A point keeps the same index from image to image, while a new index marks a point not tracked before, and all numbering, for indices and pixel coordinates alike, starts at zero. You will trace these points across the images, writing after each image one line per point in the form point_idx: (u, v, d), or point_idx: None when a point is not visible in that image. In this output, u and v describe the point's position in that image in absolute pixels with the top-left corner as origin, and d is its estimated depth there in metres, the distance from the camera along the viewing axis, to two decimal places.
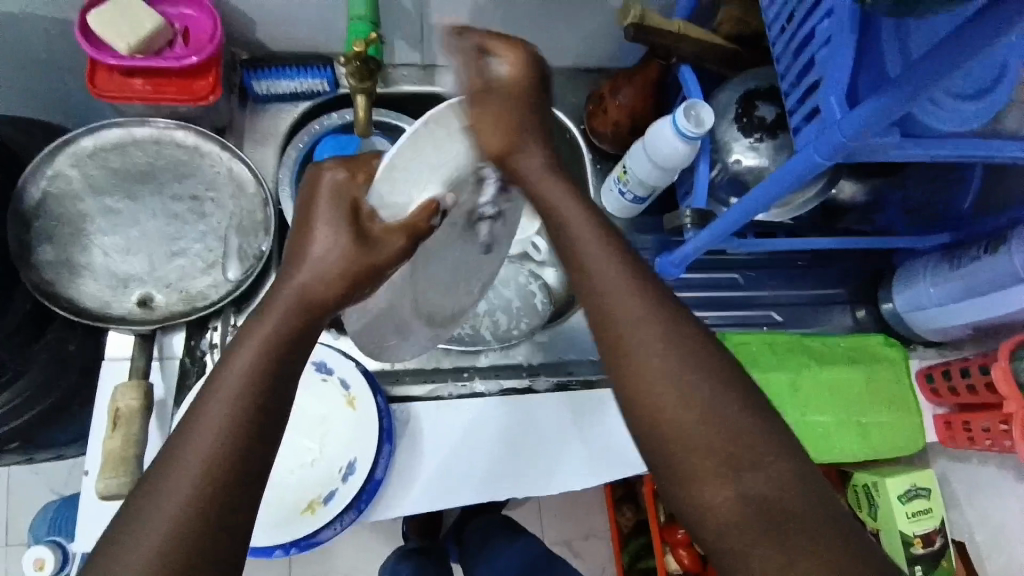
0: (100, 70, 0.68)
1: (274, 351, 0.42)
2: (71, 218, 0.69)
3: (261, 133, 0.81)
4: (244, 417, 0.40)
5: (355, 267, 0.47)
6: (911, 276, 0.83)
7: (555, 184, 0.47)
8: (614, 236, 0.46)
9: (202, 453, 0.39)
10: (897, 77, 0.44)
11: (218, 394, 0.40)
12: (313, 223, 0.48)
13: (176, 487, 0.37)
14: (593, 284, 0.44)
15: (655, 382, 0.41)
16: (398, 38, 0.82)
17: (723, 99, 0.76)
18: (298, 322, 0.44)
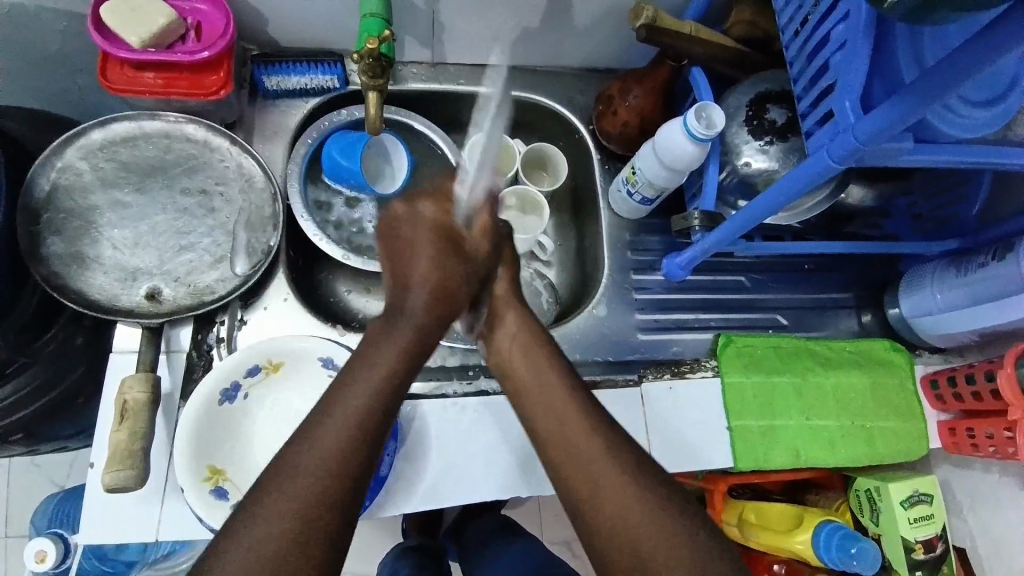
0: (111, 63, 0.68)
1: (408, 367, 0.49)
2: (80, 210, 0.69)
3: (270, 128, 0.82)
4: (362, 438, 0.46)
5: (446, 280, 0.51)
6: (918, 282, 0.83)
7: (520, 343, 0.56)
8: (561, 378, 0.54)
9: (317, 471, 0.44)
10: (912, 83, 0.44)
11: (343, 406, 0.46)
12: (412, 243, 0.51)
13: (298, 496, 0.43)
14: (549, 417, 0.51)
15: (613, 501, 0.47)
16: (408, 36, 0.82)
17: (733, 102, 0.75)
18: (424, 340, 0.51)
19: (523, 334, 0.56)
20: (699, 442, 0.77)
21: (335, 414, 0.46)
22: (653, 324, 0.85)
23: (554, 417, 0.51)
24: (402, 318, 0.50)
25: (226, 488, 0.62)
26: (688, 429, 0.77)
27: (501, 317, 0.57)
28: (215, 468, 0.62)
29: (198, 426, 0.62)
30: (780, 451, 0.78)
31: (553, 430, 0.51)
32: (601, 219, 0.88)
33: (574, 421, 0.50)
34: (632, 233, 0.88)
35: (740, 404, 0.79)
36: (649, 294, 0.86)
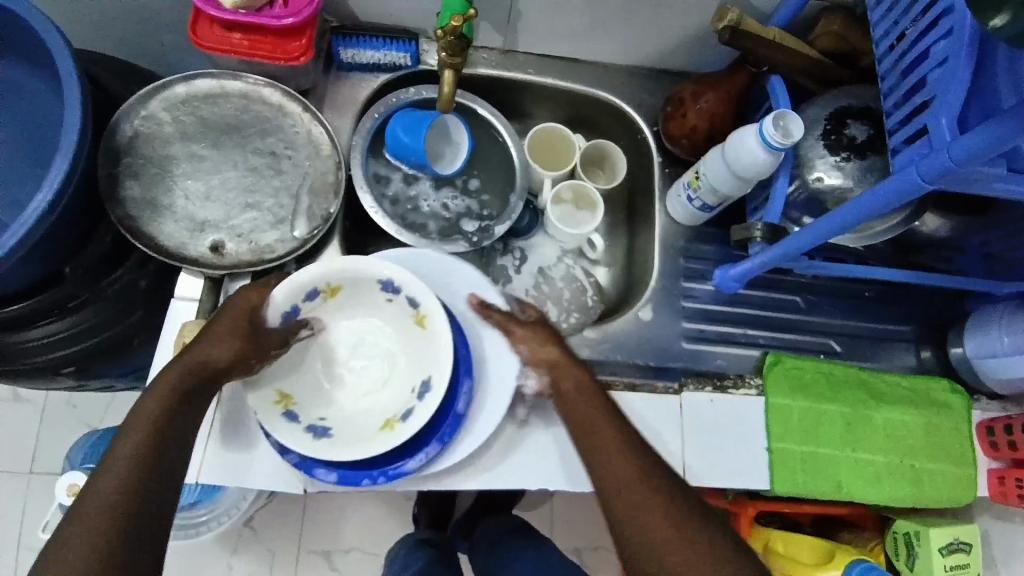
0: (202, 20, 0.70)
1: (171, 416, 0.54)
2: (158, 158, 0.71)
3: (340, 100, 0.83)
4: (138, 457, 0.51)
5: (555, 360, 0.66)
6: (984, 322, 0.79)
7: (574, 378, 0.64)
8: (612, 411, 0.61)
9: (114, 485, 0.50)
10: (1015, 107, 0.41)
11: (139, 435, 0.52)
12: (212, 323, 0.60)
13: (108, 491, 0.50)
14: (618, 473, 0.56)
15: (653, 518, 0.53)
16: (484, 21, 0.82)
17: (813, 113, 0.73)
18: (190, 396, 0.56)
19: (582, 396, 0.63)
20: (733, 461, 0.75)
21: (134, 433, 0.52)
22: (699, 334, 0.83)
23: (625, 474, 0.56)
24: (183, 363, 0.56)
25: (296, 412, 0.62)
26: (724, 446, 0.75)
27: (563, 374, 0.65)
28: (283, 392, 0.62)
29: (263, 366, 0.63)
30: (820, 480, 0.75)
31: (625, 487, 0.55)
32: (655, 224, 0.87)
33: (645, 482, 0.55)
34: (686, 240, 0.86)
35: (783, 427, 0.76)
36: (698, 303, 0.84)
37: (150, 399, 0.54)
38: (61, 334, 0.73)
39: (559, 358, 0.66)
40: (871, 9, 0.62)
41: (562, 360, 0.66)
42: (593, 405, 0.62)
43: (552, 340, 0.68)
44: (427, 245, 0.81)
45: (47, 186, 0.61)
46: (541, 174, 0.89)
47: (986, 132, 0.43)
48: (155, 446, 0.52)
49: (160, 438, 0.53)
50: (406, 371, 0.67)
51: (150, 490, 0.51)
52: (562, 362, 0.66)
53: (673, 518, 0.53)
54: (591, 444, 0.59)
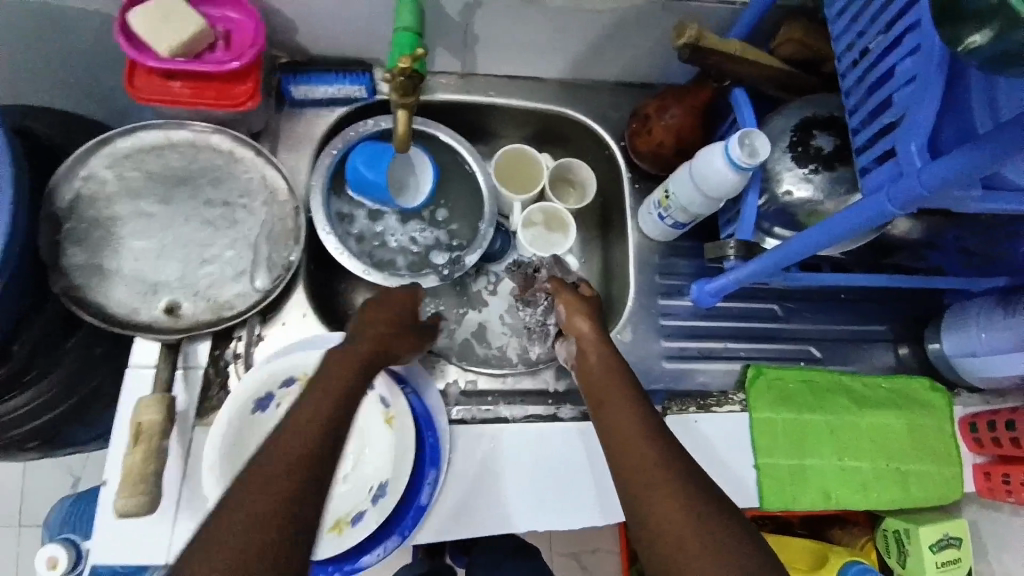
0: (140, 71, 0.67)
1: (344, 399, 0.52)
2: (103, 220, 0.68)
3: (295, 138, 0.80)
4: (312, 446, 0.47)
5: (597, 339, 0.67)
6: (962, 319, 0.79)
7: (608, 358, 0.64)
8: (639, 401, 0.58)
9: (284, 473, 0.45)
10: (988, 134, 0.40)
11: (312, 418, 0.49)
12: (367, 318, 0.62)
13: (272, 484, 0.45)
14: (635, 464, 0.52)
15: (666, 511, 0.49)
16: (440, 47, 0.80)
17: (778, 125, 0.72)
18: (359, 384, 0.54)
19: (614, 376, 0.62)
20: (724, 479, 0.74)
21: (301, 427, 0.48)
22: (679, 352, 0.82)
23: (643, 470, 0.52)
24: (354, 353, 0.57)
25: None
26: (713, 463, 0.75)
27: (590, 350, 0.66)
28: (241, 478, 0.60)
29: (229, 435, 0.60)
30: (809, 492, 0.75)
31: (647, 491, 0.50)
32: (628, 242, 0.86)
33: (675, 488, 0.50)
34: (661, 256, 0.85)
35: (771, 442, 0.76)
36: (676, 320, 0.83)
37: (321, 385, 0.52)
38: (17, 412, 0.69)
39: (591, 336, 0.67)
40: (833, 23, 0.60)
41: (592, 340, 0.67)
42: (617, 392, 0.60)
43: (583, 315, 0.69)
44: (398, 283, 0.78)
45: None
46: (510, 198, 0.87)
47: (960, 156, 0.41)
48: (326, 436, 0.49)
49: (330, 426, 0.49)
50: (364, 466, 0.64)
51: (319, 488, 0.46)
52: (587, 339, 0.67)
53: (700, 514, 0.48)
54: (615, 430, 0.56)
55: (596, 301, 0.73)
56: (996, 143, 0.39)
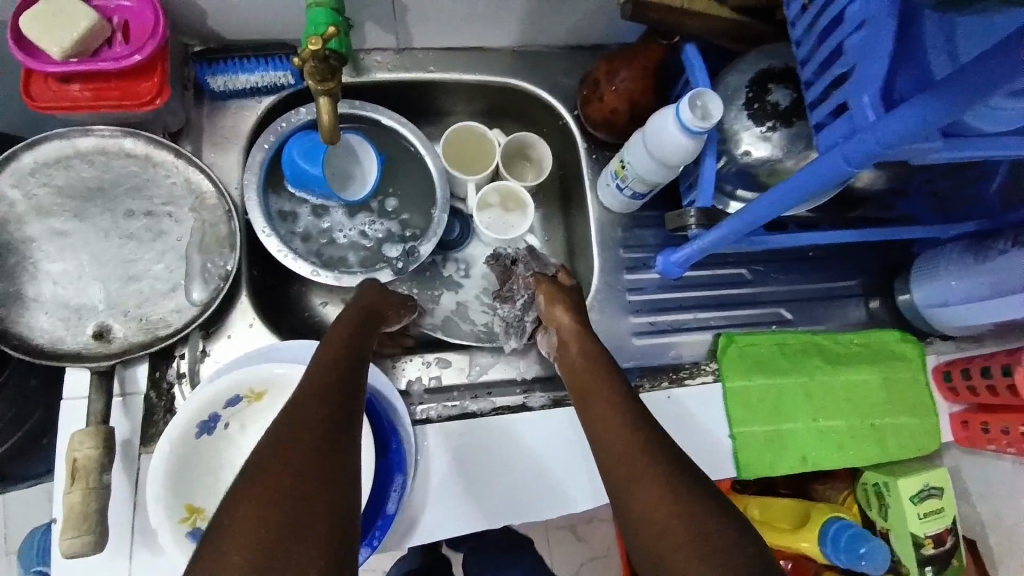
0: (36, 76, 0.61)
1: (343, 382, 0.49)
2: (14, 244, 0.62)
3: (222, 136, 0.74)
4: (319, 429, 0.43)
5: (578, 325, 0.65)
6: (931, 269, 0.78)
7: (591, 346, 0.62)
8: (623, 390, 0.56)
9: (292, 458, 0.41)
10: (944, 81, 0.36)
11: (313, 403, 0.45)
12: (348, 313, 0.60)
13: (283, 469, 0.40)
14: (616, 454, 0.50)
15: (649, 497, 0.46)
16: (368, 22, 0.73)
17: (732, 82, 0.68)
18: (352, 371, 0.51)
19: (594, 363, 0.60)
20: (702, 452, 0.73)
21: (303, 411, 0.44)
22: (650, 327, 0.79)
23: (628, 462, 0.48)
24: (338, 342, 0.55)
25: (203, 530, 0.55)
26: (688, 437, 0.73)
27: (570, 341, 0.64)
28: (194, 506, 0.55)
29: (174, 462, 0.55)
30: (787, 456, 0.74)
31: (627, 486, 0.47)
32: (589, 215, 0.82)
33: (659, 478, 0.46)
34: (625, 228, 0.81)
35: (745, 410, 0.75)
36: (644, 294, 0.80)
37: (315, 374, 0.49)
38: None
39: (570, 327, 0.65)
40: None
41: (571, 331, 0.65)
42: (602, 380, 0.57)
43: (562, 306, 0.67)
44: (351, 281, 0.74)
45: None
46: (462, 179, 0.82)
47: (922, 106, 0.37)
48: (332, 417, 0.45)
49: (335, 408, 0.46)
50: None
51: (335, 468, 0.42)
52: (564, 330, 0.65)
53: (687, 508, 0.44)
54: (595, 424, 0.54)
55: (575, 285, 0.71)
56: (954, 91, 0.35)
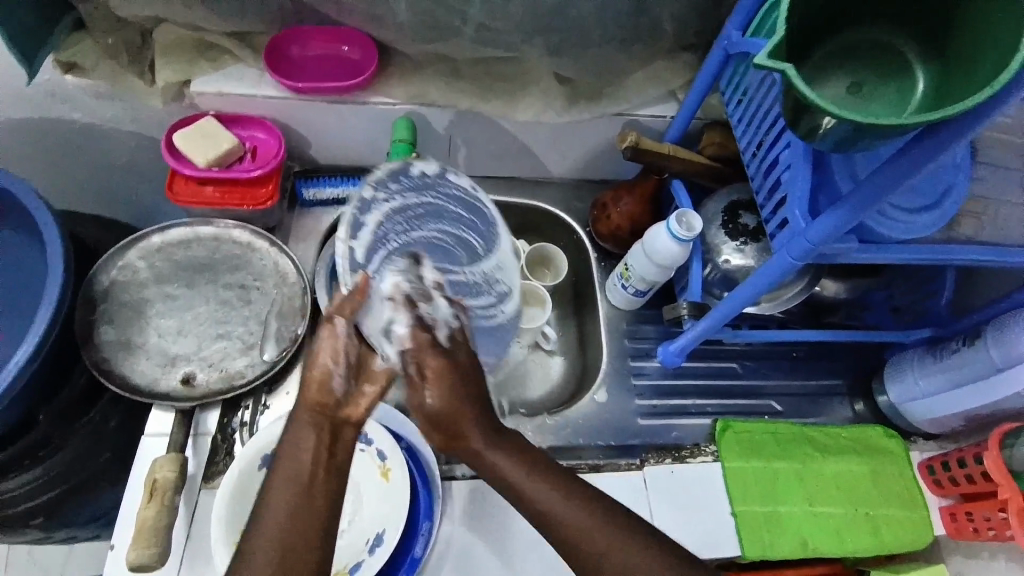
0: (179, 178, 0.81)
1: (303, 471, 0.52)
2: (134, 302, 0.77)
3: (304, 232, 0.92)
4: (290, 522, 0.50)
5: (441, 415, 0.56)
6: (897, 369, 0.88)
7: (492, 453, 0.57)
8: (553, 481, 0.57)
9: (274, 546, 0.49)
10: (849, 194, 0.53)
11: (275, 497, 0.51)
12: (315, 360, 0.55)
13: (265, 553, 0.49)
14: (578, 545, 0.54)
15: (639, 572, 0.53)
16: (429, 155, 0.96)
17: (711, 208, 0.87)
18: (320, 442, 0.53)
19: (511, 464, 0.57)
20: (702, 528, 0.78)
21: (278, 494, 0.51)
22: (653, 409, 0.89)
23: (582, 551, 0.54)
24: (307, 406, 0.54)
25: None
26: (690, 512, 0.79)
27: (466, 429, 0.57)
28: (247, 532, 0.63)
29: (236, 489, 0.64)
30: (785, 539, 0.79)
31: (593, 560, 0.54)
32: (600, 312, 0.96)
33: (622, 546, 0.53)
34: (629, 323, 0.95)
35: (743, 491, 0.81)
36: (648, 379, 0.91)
37: (292, 449, 0.53)
38: (33, 482, 0.74)
39: (440, 405, 0.55)
40: (735, 127, 0.76)
41: (442, 406, 0.55)
42: (514, 475, 0.56)
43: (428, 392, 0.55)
44: None
45: (30, 340, 0.66)
46: None
47: (834, 215, 0.54)
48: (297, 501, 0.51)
49: (303, 489, 0.51)
50: (360, 521, 0.68)
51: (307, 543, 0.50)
52: (460, 415, 0.56)
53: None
54: (552, 530, 0.55)
55: (436, 348, 0.56)
56: (858, 198, 0.52)
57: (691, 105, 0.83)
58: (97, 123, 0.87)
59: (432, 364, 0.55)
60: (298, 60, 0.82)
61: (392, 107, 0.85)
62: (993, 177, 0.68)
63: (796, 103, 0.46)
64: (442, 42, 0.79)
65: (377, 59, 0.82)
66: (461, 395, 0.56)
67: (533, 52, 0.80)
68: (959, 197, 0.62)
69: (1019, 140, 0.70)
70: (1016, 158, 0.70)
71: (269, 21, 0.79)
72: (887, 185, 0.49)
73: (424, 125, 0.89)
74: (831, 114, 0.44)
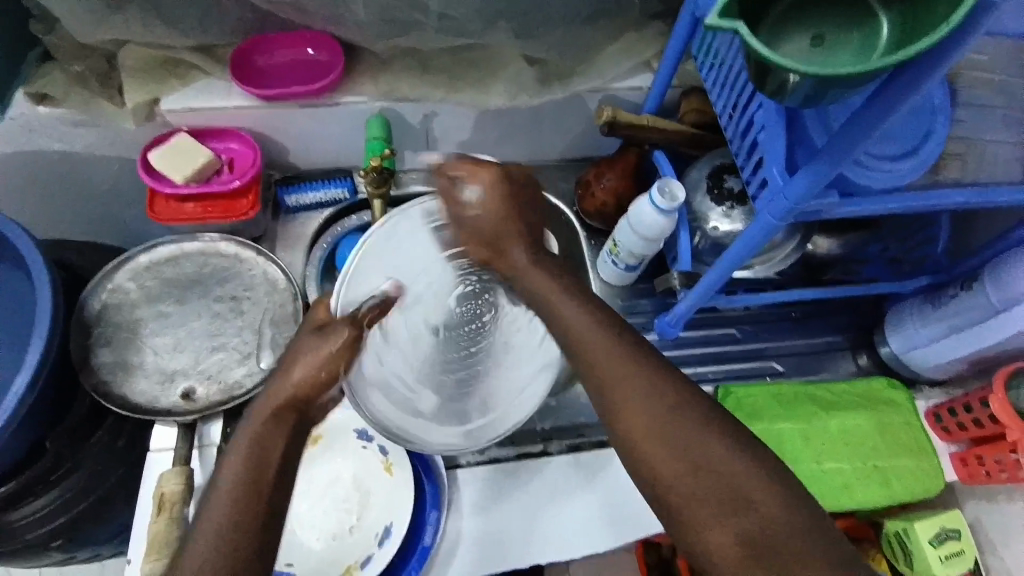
0: (159, 198, 0.81)
1: (259, 451, 0.51)
2: (127, 323, 0.78)
3: (290, 239, 0.92)
4: (234, 503, 0.48)
5: (481, 221, 0.64)
6: (899, 320, 0.87)
7: (533, 273, 0.62)
8: (592, 309, 0.58)
9: (215, 525, 0.47)
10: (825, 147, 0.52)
11: (224, 476, 0.50)
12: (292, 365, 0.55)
13: (211, 537, 0.47)
14: (602, 370, 0.54)
15: (644, 406, 0.51)
16: (407, 149, 0.95)
17: (694, 175, 0.86)
18: (277, 431, 0.52)
19: (541, 274, 0.62)
20: None
21: (229, 466, 0.50)
22: None
23: (609, 366, 0.54)
24: (282, 381, 0.54)
25: None
26: None
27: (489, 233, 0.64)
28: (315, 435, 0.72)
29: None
30: None
31: (613, 381, 0.53)
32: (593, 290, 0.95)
33: (633, 373, 0.53)
34: (623, 298, 0.94)
35: None
36: None
37: (262, 428, 0.52)
38: (46, 507, 0.76)
39: (487, 205, 0.64)
40: (710, 91, 0.75)
41: (485, 213, 0.64)
42: (554, 298, 0.59)
43: (482, 176, 0.64)
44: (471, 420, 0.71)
45: (28, 367, 0.67)
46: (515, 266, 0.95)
47: (811, 171, 0.53)
48: (249, 481, 0.49)
49: (255, 462, 0.50)
50: (369, 515, 0.69)
51: (249, 530, 0.48)
52: (492, 223, 0.64)
53: (681, 411, 0.51)
54: (574, 343, 0.56)
55: (509, 185, 0.65)
56: (832, 152, 0.51)
57: (664, 73, 0.82)
58: (75, 150, 0.87)
59: (489, 185, 0.64)
60: (264, 67, 0.81)
61: (364, 106, 0.84)
62: (976, 116, 0.67)
63: (758, 64, 0.45)
64: (406, 35, 0.78)
65: (344, 59, 0.82)
66: (513, 224, 0.64)
67: (498, 36, 0.79)
68: (940, 140, 0.61)
69: (999, 76, 0.69)
70: (998, 95, 0.68)
71: (232, 30, 0.79)
72: (860, 133, 0.48)
73: (399, 120, 0.89)
74: (794, 71, 0.43)
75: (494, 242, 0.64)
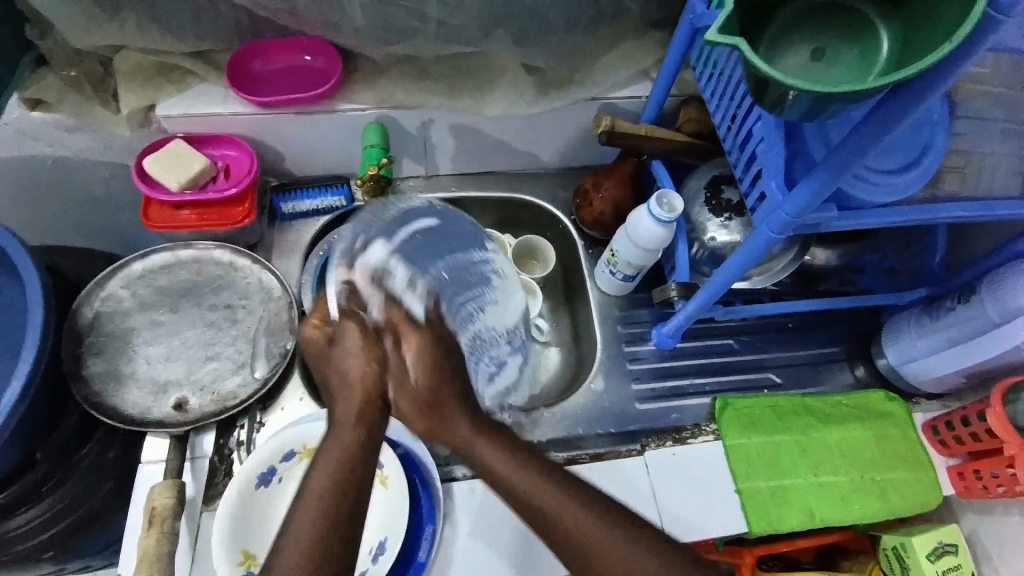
0: (154, 205, 0.80)
1: (340, 461, 0.50)
2: (120, 332, 0.77)
3: (286, 246, 0.91)
4: (330, 501, 0.49)
5: (412, 398, 0.54)
6: (896, 331, 0.87)
7: (466, 427, 0.55)
8: (506, 443, 0.55)
9: (310, 523, 0.49)
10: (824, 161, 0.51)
11: (316, 480, 0.50)
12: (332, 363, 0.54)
13: (304, 541, 0.48)
14: (536, 515, 0.53)
15: (576, 526, 0.52)
16: (405, 157, 0.95)
17: (693, 186, 0.86)
18: (358, 439, 0.52)
19: (475, 427, 0.55)
20: (705, 499, 0.79)
21: (319, 471, 0.50)
22: (651, 393, 0.89)
23: (537, 499, 0.53)
24: (341, 378, 0.53)
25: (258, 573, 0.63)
26: (682, 494, 0.79)
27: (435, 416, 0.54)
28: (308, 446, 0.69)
29: (237, 510, 0.65)
30: (791, 511, 0.79)
31: (553, 525, 0.52)
32: (590, 300, 0.95)
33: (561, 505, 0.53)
34: (621, 308, 0.94)
35: (746, 467, 0.81)
36: (644, 363, 0.91)
37: (338, 436, 0.52)
38: (40, 517, 0.76)
39: (418, 375, 0.54)
40: (709, 102, 0.74)
41: (413, 385, 0.54)
42: (482, 453, 0.54)
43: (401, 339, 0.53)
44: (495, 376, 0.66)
45: (18, 378, 0.66)
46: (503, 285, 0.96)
47: (811, 184, 0.53)
48: (341, 482, 0.50)
49: (345, 465, 0.51)
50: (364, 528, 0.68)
51: (350, 521, 0.50)
52: (429, 395, 0.53)
53: (609, 517, 0.53)
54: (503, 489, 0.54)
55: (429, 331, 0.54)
56: (832, 165, 0.50)
57: (663, 82, 0.81)
58: (69, 155, 0.86)
59: (423, 341, 0.53)
60: (262, 74, 0.81)
61: (362, 113, 0.83)
62: (975, 129, 0.67)
63: (757, 79, 0.45)
64: (404, 42, 0.77)
65: (342, 66, 0.81)
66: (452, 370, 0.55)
67: (497, 44, 0.78)
68: (938, 154, 0.61)
69: (998, 89, 0.69)
70: (997, 108, 0.68)
71: (229, 36, 0.78)
72: (860, 148, 0.48)
73: (396, 128, 0.88)
74: (794, 87, 0.43)
75: (437, 420, 0.54)
